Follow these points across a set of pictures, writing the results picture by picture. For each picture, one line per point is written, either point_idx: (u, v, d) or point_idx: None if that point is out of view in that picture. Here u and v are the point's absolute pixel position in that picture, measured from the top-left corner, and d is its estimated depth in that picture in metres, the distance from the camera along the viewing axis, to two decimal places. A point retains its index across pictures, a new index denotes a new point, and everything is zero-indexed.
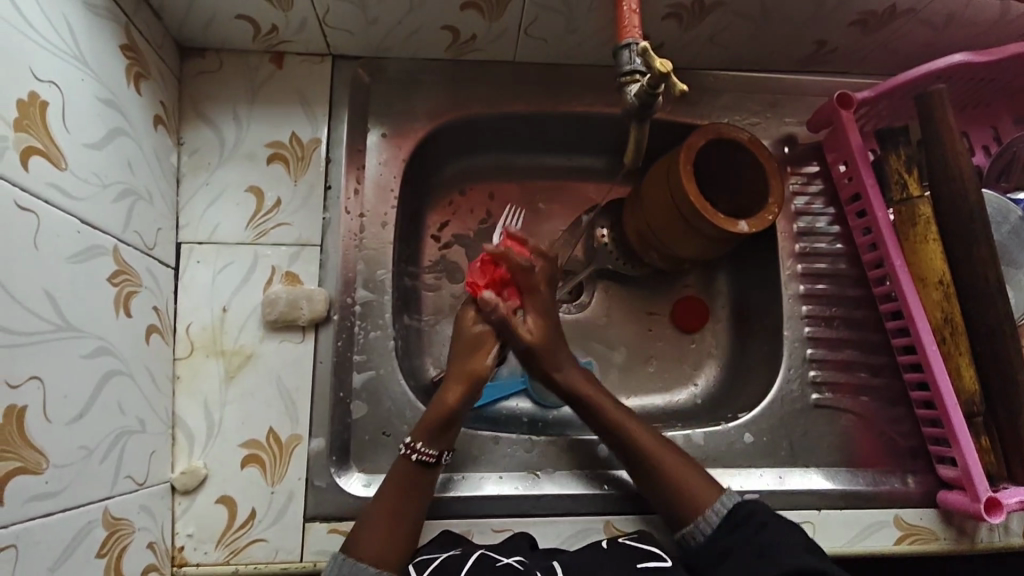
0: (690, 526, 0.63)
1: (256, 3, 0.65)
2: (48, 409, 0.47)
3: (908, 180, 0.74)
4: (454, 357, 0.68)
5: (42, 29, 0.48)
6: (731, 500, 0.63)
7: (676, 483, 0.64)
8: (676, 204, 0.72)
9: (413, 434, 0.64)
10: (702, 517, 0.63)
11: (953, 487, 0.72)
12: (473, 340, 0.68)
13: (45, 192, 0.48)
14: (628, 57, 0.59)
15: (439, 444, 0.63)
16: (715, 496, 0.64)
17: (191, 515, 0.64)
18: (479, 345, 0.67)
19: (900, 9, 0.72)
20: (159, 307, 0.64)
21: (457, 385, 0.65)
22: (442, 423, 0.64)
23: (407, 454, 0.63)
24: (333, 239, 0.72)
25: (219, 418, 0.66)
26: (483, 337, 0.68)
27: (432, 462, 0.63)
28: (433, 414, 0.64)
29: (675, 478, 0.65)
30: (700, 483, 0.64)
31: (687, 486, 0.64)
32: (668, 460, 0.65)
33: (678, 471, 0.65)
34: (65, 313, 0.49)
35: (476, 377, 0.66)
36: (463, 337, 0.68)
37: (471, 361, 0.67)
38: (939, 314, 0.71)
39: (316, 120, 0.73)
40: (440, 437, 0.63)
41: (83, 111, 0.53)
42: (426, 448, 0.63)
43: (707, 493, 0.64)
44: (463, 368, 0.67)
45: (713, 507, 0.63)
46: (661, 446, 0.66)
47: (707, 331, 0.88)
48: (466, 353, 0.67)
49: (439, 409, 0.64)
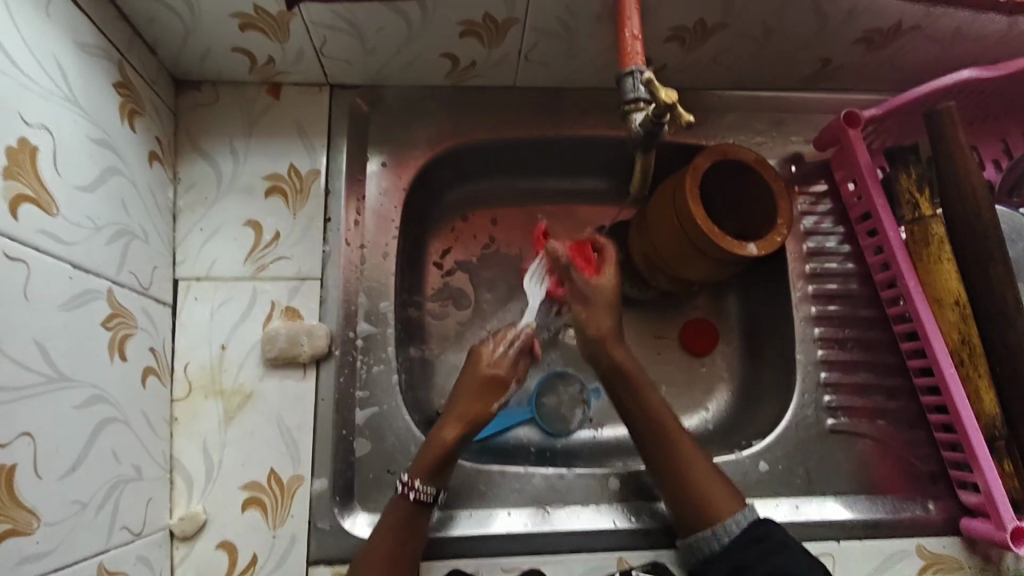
0: (707, 531, 0.61)
1: (251, 36, 0.64)
2: (40, 464, 0.45)
3: (920, 200, 0.73)
4: (457, 396, 0.67)
5: (33, 73, 0.47)
6: (752, 512, 0.61)
7: (699, 489, 0.63)
8: (683, 228, 0.70)
9: (411, 472, 0.62)
10: (721, 524, 0.61)
11: (977, 514, 0.70)
12: (484, 383, 0.67)
13: (36, 240, 0.46)
14: (632, 86, 0.57)
15: (435, 483, 0.62)
16: (734, 507, 0.62)
17: (190, 562, 0.62)
18: (485, 388, 0.67)
19: (906, 26, 0.70)
20: (155, 348, 0.62)
21: (458, 424, 0.64)
22: (441, 463, 0.63)
23: (405, 493, 0.61)
24: (332, 272, 0.70)
25: (218, 461, 0.64)
26: (490, 381, 0.67)
27: (427, 500, 0.61)
28: (432, 454, 0.63)
29: (699, 484, 0.63)
30: (725, 492, 0.62)
31: (708, 493, 0.62)
32: (694, 463, 0.64)
33: (701, 475, 0.63)
34: (57, 363, 0.47)
35: (475, 420, 0.65)
36: (471, 377, 0.67)
37: (478, 405, 0.66)
38: (956, 335, 0.70)
39: (315, 152, 0.72)
40: (438, 476, 0.62)
41: (76, 153, 0.52)
42: (423, 486, 0.61)
43: (728, 502, 0.62)
44: (468, 408, 0.65)
45: (734, 517, 0.61)
46: (693, 450, 0.65)
47: (717, 353, 0.86)
48: (473, 393, 0.66)
49: (439, 448, 0.62)
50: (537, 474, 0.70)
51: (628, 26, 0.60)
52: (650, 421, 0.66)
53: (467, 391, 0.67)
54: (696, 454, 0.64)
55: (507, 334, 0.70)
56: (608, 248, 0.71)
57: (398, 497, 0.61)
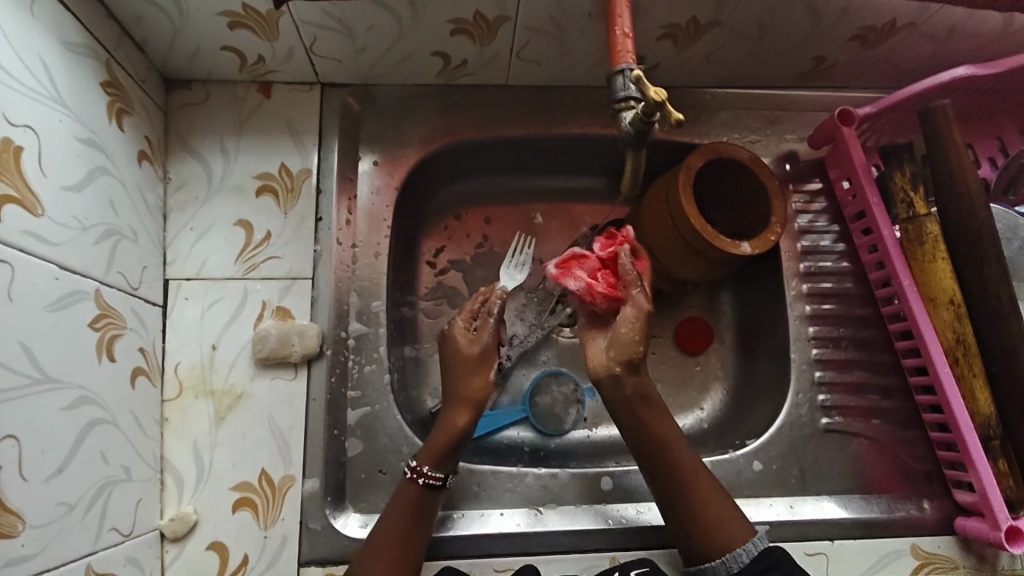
0: (717, 561, 0.60)
1: (240, 35, 0.64)
2: (25, 467, 0.45)
3: (914, 198, 0.72)
4: (451, 376, 0.66)
5: (18, 74, 0.47)
6: (763, 542, 0.60)
7: (708, 516, 0.61)
8: (677, 226, 0.70)
9: (419, 458, 0.62)
10: (731, 554, 0.59)
11: (971, 513, 0.70)
12: (475, 361, 0.66)
13: (20, 241, 0.46)
14: (622, 85, 0.57)
15: (445, 466, 0.62)
16: (745, 534, 0.60)
17: (181, 564, 0.62)
18: (480, 366, 0.66)
19: (900, 24, 0.70)
20: (145, 348, 0.62)
21: (465, 408, 0.64)
22: (450, 448, 0.63)
23: (415, 478, 0.61)
24: (324, 272, 0.70)
25: (209, 462, 0.64)
26: (485, 360, 0.66)
27: (436, 483, 0.61)
28: (442, 439, 0.63)
29: (708, 510, 0.62)
30: (735, 518, 0.62)
31: (718, 521, 0.61)
32: (704, 489, 0.63)
33: (713, 502, 0.62)
34: (42, 365, 0.47)
35: (480, 399, 0.65)
36: (458, 356, 0.66)
37: (473, 383, 0.65)
38: (950, 334, 0.69)
39: (306, 151, 0.72)
40: (446, 461, 0.62)
41: (63, 154, 0.51)
42: (433, 472, 0.61)
43: (738, 530, 0.61)
44: (465, 389, 0.65)
45: (745, 545, 0.60)
46: (703, 477, 0.63)
47: (712, 352, 0.85)
48: (470, 372, 0.66)
49: (451, 433, 0.63)
50: (530, 474, 0.70)
51: (618, 24, 0.59)
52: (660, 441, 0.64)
53: (459, 370, 0.66)
54: (707, 482, 0.63)
55: (473, 307, 0.68)
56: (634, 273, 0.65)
57: (406, 481, 0.62)
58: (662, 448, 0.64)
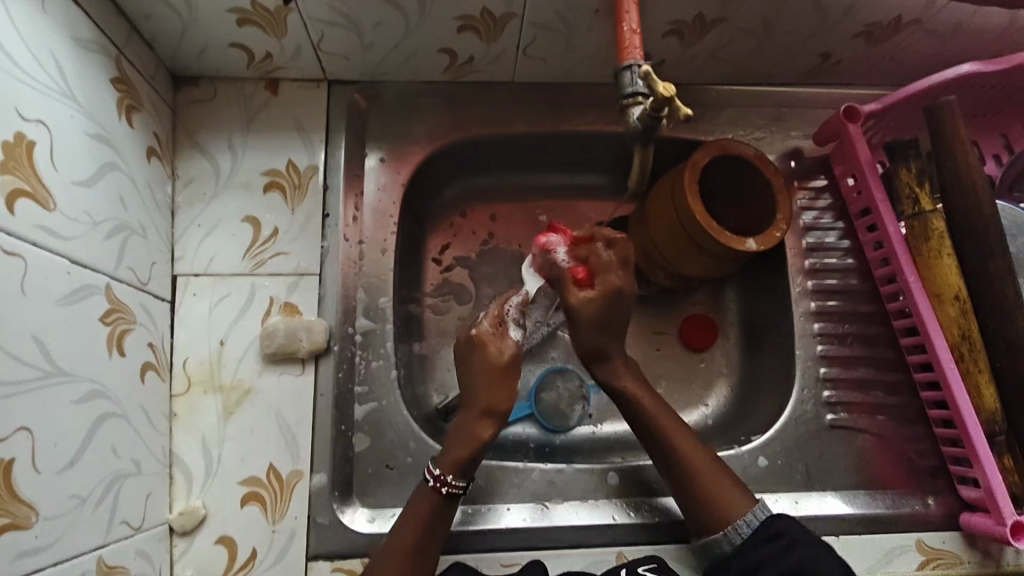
0: (719, 534, 0.60)
1: (249, 31, 0.64)
2: (38, 459, 0.45)
3: (920, 195, 0.72)
4: (474, 385, 0.66)
5: (31, 70, 0.47)
6: (764, 513, 0.60)
7: (708, 493, 0.62)
8: (682, 223, 0.70)
9: (441, 465, 0.62)
10: (731, 527, 0.60)
11: (977, 509, 0.70)
12: (500, 370, 0.65)
13: (33, 234, 0.46)
14: (630, 80, 0.57)
15: (466, 476, 0.62)
16: (746, 506, 0.61)
17: (190, 557, 0.62)
18: (502, 375, 0.65)
19: (906, 20, 0.70)
20: (154, 343, 0.62)
21: (487, 419, 0.64)
22: (473, 457, 0.63)
23: (437, 487, 0.61)
24: (331, 267, 0.70)
25: (217, 456, 0.64)
26: (511, 370, 0.66)
27: (457, 493, 0.62)
28: (463, 448, 0.63)
29: (705, 486, 0.62)
30: (736, 493, 0.62)
31: (717, 495, 0.62)
32: (700, 464, 0.63)
33: (709, 478, 0.63)
34: (55, 359, 0.48)
35: (497, 408, 0.64)
36: (485, 363, 0.66)
37: (496, 391, 0.65)
38: (956, 330, 0.69)
39: (313, 147, 0.72)
40: (465, 471, 0.63)
41: (73, 148, 0.52)
42: (455, 481, 0.61)
43: (739, 504, 0.61)
44: (487, 397, 0.65)
45: (745, 518, 0.60)
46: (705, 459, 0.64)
47: (717, 349, 0.85)
48: (495, 382, 0.65)
49: (474, 444, 0.63)
50: (536, 469, 0.71)
51: (626, 20, 0.59)
52: (657, 439, 0.65)
53: (482, 378, 0.65)
54: (710, 463, 0.64)
55: (499, 312, 0.69)
56: (599, 269, 0.65)
57: (428, 489, 0.61)
58: (655, 432, 0.65)
